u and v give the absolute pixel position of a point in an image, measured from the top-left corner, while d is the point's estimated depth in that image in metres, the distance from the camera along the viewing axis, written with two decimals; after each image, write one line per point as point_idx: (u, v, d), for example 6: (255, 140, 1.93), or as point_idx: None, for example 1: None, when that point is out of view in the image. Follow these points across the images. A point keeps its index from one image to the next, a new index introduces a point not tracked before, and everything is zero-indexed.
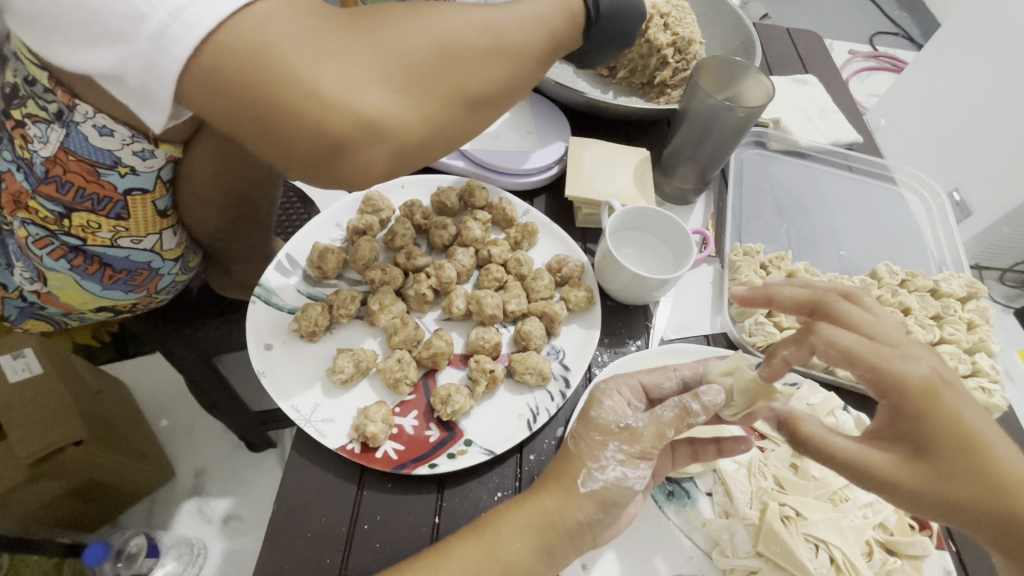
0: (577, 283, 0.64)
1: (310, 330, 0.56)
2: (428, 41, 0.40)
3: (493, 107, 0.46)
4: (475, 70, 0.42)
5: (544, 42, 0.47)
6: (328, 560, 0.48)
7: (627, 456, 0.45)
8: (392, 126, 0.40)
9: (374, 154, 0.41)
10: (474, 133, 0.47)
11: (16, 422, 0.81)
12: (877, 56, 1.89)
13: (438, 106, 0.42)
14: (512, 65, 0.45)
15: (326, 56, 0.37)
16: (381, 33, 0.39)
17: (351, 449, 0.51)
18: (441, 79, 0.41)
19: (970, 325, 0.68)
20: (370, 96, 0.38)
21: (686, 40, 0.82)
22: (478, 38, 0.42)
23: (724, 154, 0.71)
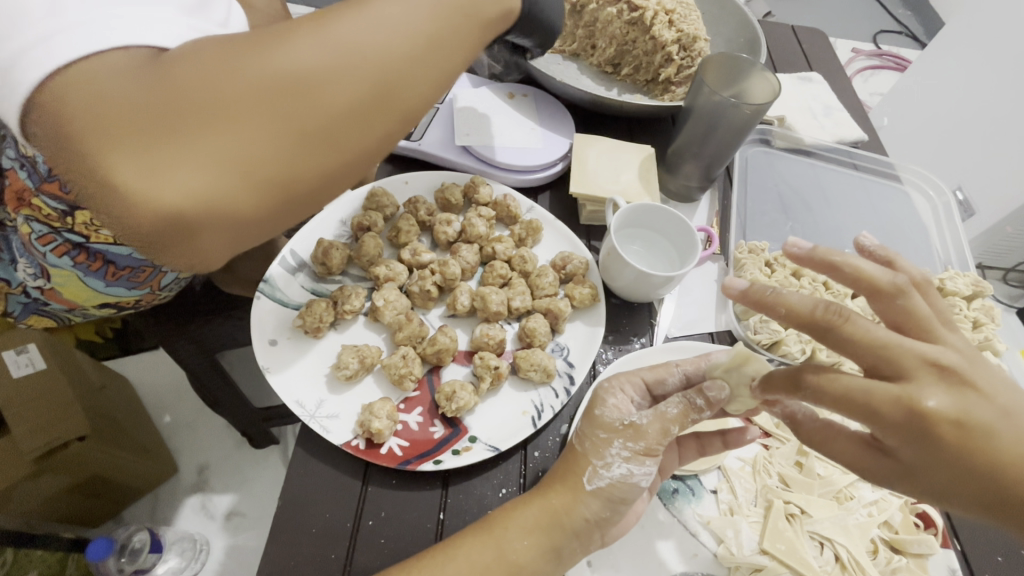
0: (582, 280, 0.64)
1: (314, 326, 0.56)
2: (247, 99, 0.35)
3: (352, 151, 0.40)
4: (313, 118, 0.37)
5: (405, 64, 0.40)
6: (333, 556, 0.47)
7: (632, 453, 0.46)
8: (213, 208, 0.35)
9: (206, 237, 0.37)
10: (342, 180, 0.42)
11: (21, 416, 0.82)
12: (881, 54, 1.88)
13: (275, 169, 0.37)
14: (362, 99, 0.38)
15: (122, 135, 0.33)
16: (188, 94, 0.34)
17: (356, 444, 0.51)
18: (273, 140, 0.36)
19: (975, 323, 0.68)
20: (182, 176, 0.34)
21: (691, 36, 0.82)
22: (311, 83, 0.36)
23: (730, 151, 0.71)
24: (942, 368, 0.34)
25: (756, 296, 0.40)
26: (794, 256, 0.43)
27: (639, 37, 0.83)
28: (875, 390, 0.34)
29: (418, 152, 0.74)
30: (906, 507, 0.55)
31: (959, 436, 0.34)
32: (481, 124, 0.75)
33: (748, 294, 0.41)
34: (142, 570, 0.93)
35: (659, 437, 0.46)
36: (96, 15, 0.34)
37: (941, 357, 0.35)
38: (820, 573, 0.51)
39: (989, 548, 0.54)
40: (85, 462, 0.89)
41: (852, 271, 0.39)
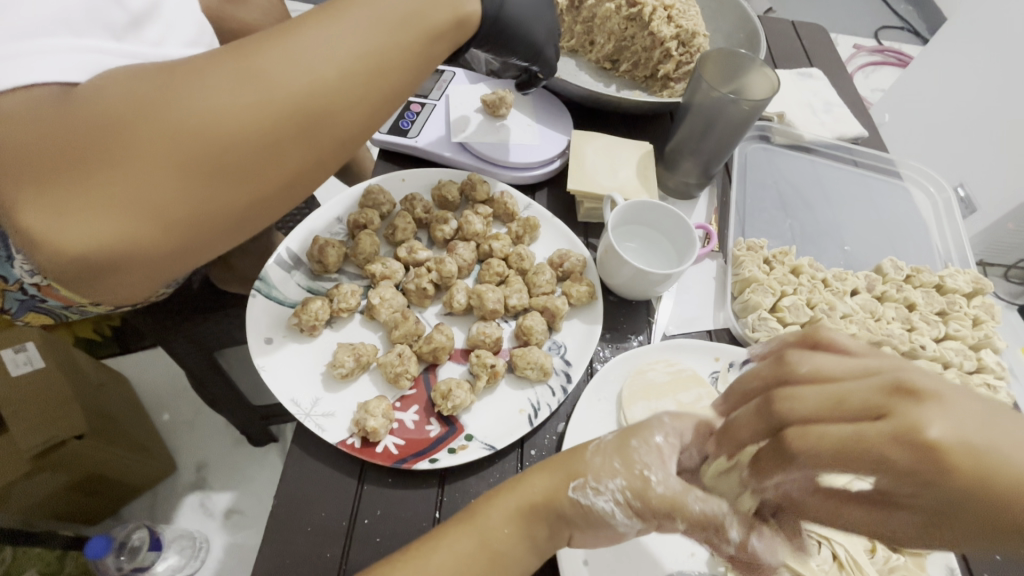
0: (579, 278, 0.64)
1: (310, 324, 0.56)
2: (154, 139, 0.34)
3: (272, 178, 0.40)
4: (226, 153, 0.36)
5: (323, 92, 0.39)
6: (328, 554, 0.47)
7: (625, 501, 0.40)
8: (120, 250, 0.35)
9: (121, 275, 0.37)
10: (269, 206, 0.42)
11: (21, 413, 0.82)
12: (882, 50, 1.87)
13: (192, 207, 0.37)
14: (278, 130, 0.38)
15: (34, 182, 0.33)
16: (93, 136, 0.33)
17: (351, 443, 0.51)
18: (185, 179, 0.35)
19: (975, 321, 0.67)
20: (93, 221, 0.34)
21: (691, 32, 0.81)
22: (219, 117, 0.36)
23: (728, 148, 0.71)
24: (911, 389, 0.28)
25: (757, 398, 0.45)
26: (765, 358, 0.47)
27: (638, 33, 0.83)
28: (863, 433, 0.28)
29: (414, 149, 0.74)
30: None
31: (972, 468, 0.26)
32: (478, 121, 0.75)
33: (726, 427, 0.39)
34: (141, 568, 0.93)
35: (666, 505, 0.39)
36: (18, 50, 0.34)
37: (900, 378, 0.29)
38: (818, 573, 0.50)
39: None
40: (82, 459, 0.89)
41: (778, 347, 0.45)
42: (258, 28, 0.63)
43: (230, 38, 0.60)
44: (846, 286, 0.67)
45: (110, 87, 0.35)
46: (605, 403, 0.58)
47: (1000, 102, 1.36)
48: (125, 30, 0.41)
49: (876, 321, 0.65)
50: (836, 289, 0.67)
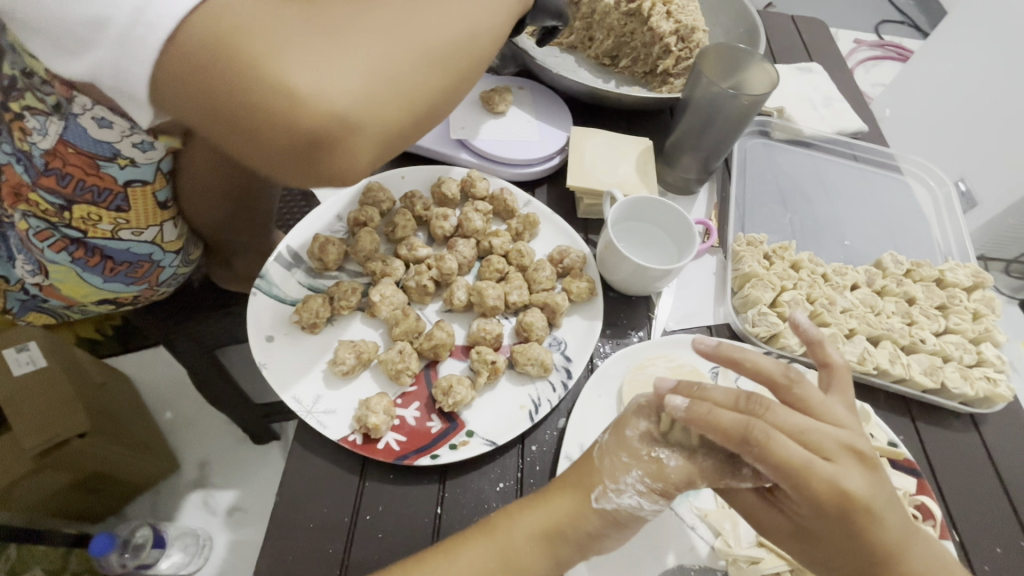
0: (579, 274, 0.64)
1: (311, 321, 0.56)
2: (381, 23, 0.42)
3: (451, 78, 0.47)
4: (425, 45, 0.44)
5: (480, 20, 0.50)
6: (331, 550, 0.48)
7: (647, 489, 0.44)
8: (368, 112, 0.41)
9: (358, 145, 0.42)
10: (439, 113, 0.49)
11: (22, 411, 0.83)
12: (883, 45, 1.86)
13: (402, 83, 0.43)
14: (457, 38, 0.47)
15: (284, 47, 0.37)
16: (334, 17, 0.40)
17: (353, 440, 0.51)
18: (400, 56, 0.42)
19: (975, 315, 0.67)
20: (348, 81, 0.39)
21: (689, 27, 0.82)
22: (421, 18, 0.45)
23: (727, 144, 0.71)
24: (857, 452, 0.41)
25: (724, 353, 0.47)
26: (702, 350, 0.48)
27: (637, 28, 0.83)
28: (815, 468, 0.39)
29: (413, 146, 0.74)
30: (907, 498, 0.53)
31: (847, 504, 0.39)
32: (477, 118, 0.75)
33: (678, 390, 0.45)
34: (146, 564, 0.93)
35: (683, 477, 0.44)
36: None
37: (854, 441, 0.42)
38: None
39: (989, 540, 0.54)
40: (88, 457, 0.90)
41: (751, 365, 0.46)
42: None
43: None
44: (846, 280, 0.67)
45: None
46: (605, 398, 0.58)
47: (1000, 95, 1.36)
48: None
49: (876, 315, 0.65)
50: (836, 283, 0.67)
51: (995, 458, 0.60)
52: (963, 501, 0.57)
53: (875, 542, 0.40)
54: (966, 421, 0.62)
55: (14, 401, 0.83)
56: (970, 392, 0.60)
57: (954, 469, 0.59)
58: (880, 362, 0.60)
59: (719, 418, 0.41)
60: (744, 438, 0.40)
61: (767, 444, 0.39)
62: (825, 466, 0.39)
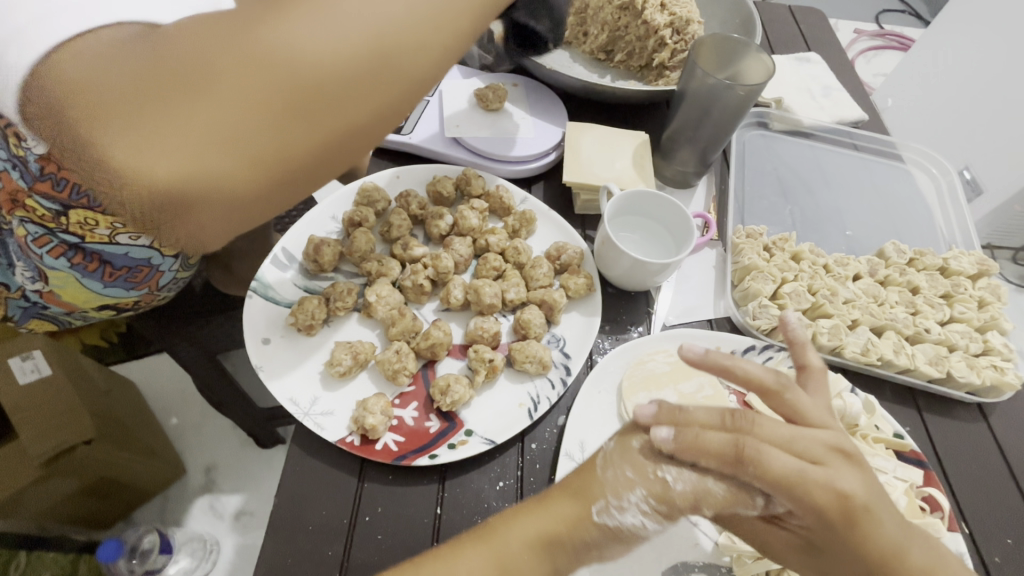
0: (577, 270, 0.63)
1: (307, 323, 0.56)
2: (237, 57, 0.33)
3: (355, 126, 0.37)
4: (296, 81, 0.34)
5: (404, 26, 0.36)
6: (330, 553, 0.47)
7: (652, 509, 0.42)
8: (214, 187, 0.33)
9: (207, 220, 0.35)
10: (347, 150, 0.38)
11: (29, 421, 0.84)
12: (884, 35, 1.84)
13: (255, 138, 0.33)
14: (355, 56, 0.35)
15: (98, 118, 0.31)
16: (175, 63, 0.32)
17: (351, 441, 0.51)
18: (253, 104, 0.33)
19: (980, 303, 0.65)
20: (180, 152, 0.31)
21: (685, 19, 0.81)
22: (310, 51, 0.34)
23: (725, 135, 0.70)
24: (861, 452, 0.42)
25: (714, 359, 0.45)
26: (692, 356, 0.45)
27: (631, 22, 0.83)
28: (806, 475, 0.39)
29: (408, 145, 0.74)
30: (913, 491, 0.52)
31: (840, 505, 0.39)
32: (472, 116, 0.74)
33: (662, 417, 0.44)
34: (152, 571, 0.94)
35: (688, 499, 0.42)
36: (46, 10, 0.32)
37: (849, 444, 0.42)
38: None
39: (998, 530, 0.54)
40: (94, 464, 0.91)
41: (743, 372, 0.45)
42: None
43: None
44: (848, 271, 0.66)
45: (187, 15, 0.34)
46: (605, 394, 0.58)
47: (1004, 81, 1.34)
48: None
49: (879, 306, 0.64)
50: (838, 274, 0.65)
51: (1004, 447, 0.59)
52: (971, 493, 0.56)
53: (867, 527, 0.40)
54: (974, 410, 0.61)
55: (18, 411, 0.82)
56: (977, 381, 0.58)
57: (961, 460, 0.58)
58: (884, 353, 0.59)
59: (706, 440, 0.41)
60: (736, 459, 0.40)
61: (757, 459, 0.40)
62: (818, 472, 0.40)
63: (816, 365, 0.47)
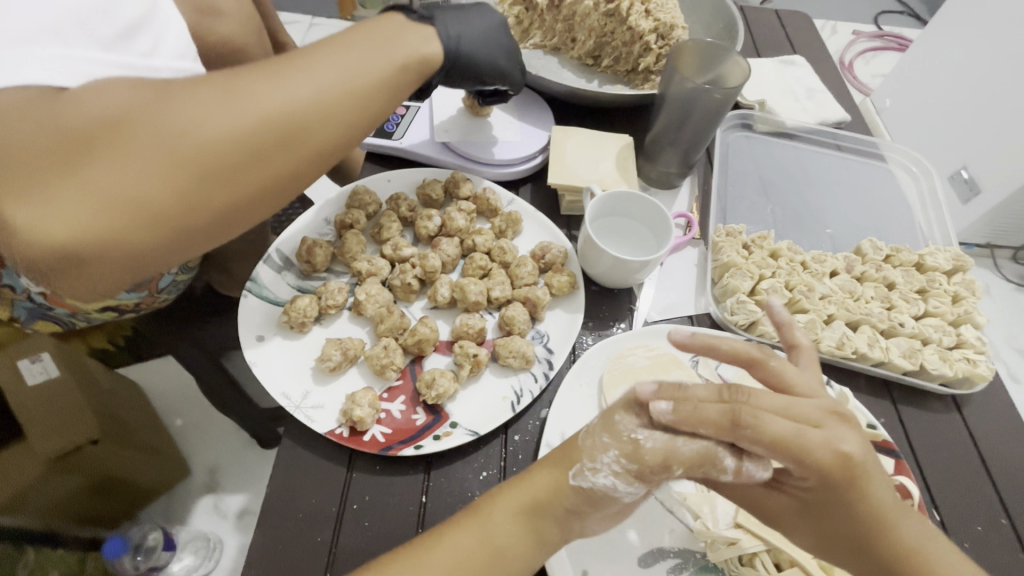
0: (560, 269, 0.66)
1: (299, 321, 0.58)
2: (148, 137, 0.38)
3: (248, 190, 0.42)
4: (207, 156, 0.39)
5: (303, 107, 0.43)
6: (319, 539, 0.50)
7: (622, 470, 0.44)
8: (110, 245, 0.38)
9: (104, 271, 0.40)
10: (251, 210, 0.44)
11: (38, 420, 0.88)
12: (882, 35, 1.82)
13: (167, 206, 0.39)
14: (261, 134, 0.41)
15: (21, 191, 0.36)
16: (87, 138, 0.37)
17: (340, 433, 0.53)
18: (166, 177, 0.38)
19: (955, 298, 0.67)
20: (78, 216, 0.36)
21: (669, 25, 0.84)
22: (206, 127, 0.39)
23: (705, 137, 0.72)
24: (843, 420, 0.44)
25: (700, 340, 0.48)
26: (678, 342, 0.49)
27: (617, 28, 0.85)
28: (807, 437, 0.42)
29: (399, 149, 0.76)
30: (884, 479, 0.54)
31: (843, 465, 0.42)
32: (460, 121, 0.77)
33: (659, 392, 0.45)
34: (158, 567, 1.00)
35: (658, 458, 0.43)
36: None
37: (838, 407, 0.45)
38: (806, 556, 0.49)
39: (970, 518, 0.55)
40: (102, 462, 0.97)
41: (728, 347, 0.47)
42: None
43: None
44: (824, 267, 0.67)
45: (99, 88, 0.38)
46: (587, 387, 0.60)
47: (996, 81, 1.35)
48: (116, 40, 0.43)
49: (854, 301, 0.65)
50: (815, 270, 0.67)
51: (977, 438, 0.60)
52: (944, 482, 0.57)
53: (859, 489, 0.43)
54: (948, 402, 0.62)
55: (24, 411, 0.86)
56: (949, 373, 0.60)
57: (935, 451, 0.59)
58: (858, 346, 0.61)
59: (703, 411, 0.42)
60: (733, 422, 0.42)
61: (757, 424, 0.41)
62: (816, 435, 0.42)
63: (804, 342, 0.50)
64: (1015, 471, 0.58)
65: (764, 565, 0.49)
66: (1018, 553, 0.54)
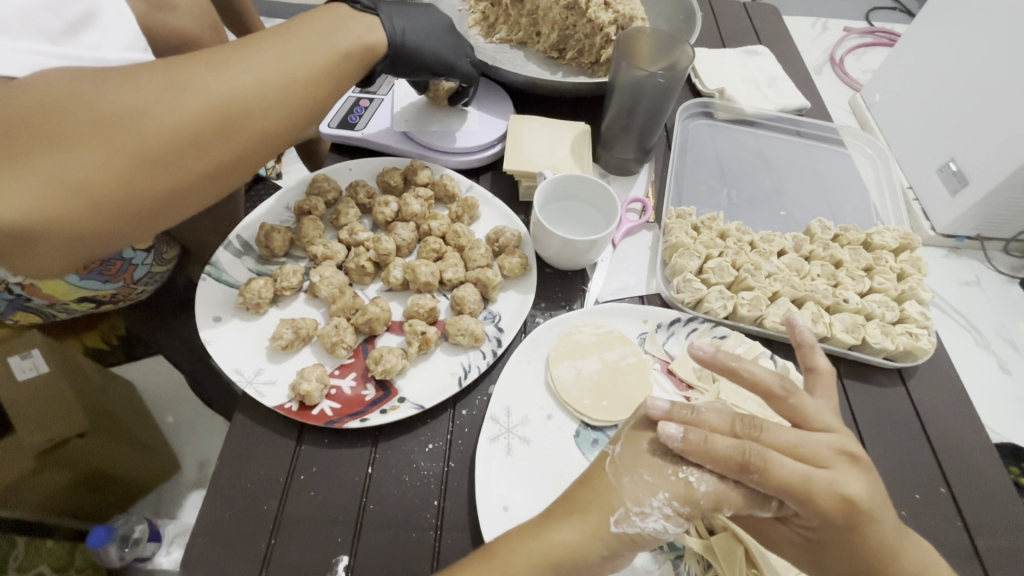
0: (513, 250, 0.67)
1: (254, 302, 0.60)
2: (86, 126, 0.42)
3: (191, 172, 0.47)
4: (146, 142, 0.44)
5: (242, 96, 0.48)
6: (265, 507, 0.51)
7: (675, 512, 0.43)
8: (61, 220, 0.42)
9: (54, 246, 0.43)
10: (192, 194, 0.48)
11: (27, 415, 0.96)
12: (873, 31, 1.65)
13: (110, 189, 0.43)
14: (198, 123, 0.46)
15: None
16: (33, 126, 0.41)
17: (289, 407, 0.55)
18: (107, 159, 0.42)
19: (901, 275, 0.68)
20: (29, 193, 0.40)
21: (628, 16, 0.85)
22: (149, 113, 0.44)
23: (657, 123, 0.74)
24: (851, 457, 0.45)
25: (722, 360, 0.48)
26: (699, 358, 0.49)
27: (578, 20, 0.87)
28: (814, 480, 0.42)
29: (362, 140, 0.78)
30: None
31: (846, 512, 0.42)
32: (421, 112, 0.79)
33: (671, 414, 0.46)
34: (143, 558, 0.94)
35: (711, 500, 0.44)
36: None
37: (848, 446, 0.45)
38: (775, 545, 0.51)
39: (909, 487, 0.56)
40: (89, 457, 0.98)
41: (748, 374, 0.48)
42: (190, 32, 0.72)
43: (164, 40, 0.70)
44: (772, 247, 0.69)
45: (42, 83, 0.43)
46: (535, 363, 0.61)
47: None
48: (61, 34, 0.50)
49: (800, 278, 0.67)
50: (762, 249, 0.69)
51: (921, 411, 0.61)
52: (885, 453, 0.58)
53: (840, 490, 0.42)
54: (894, 376, 0.63)
55: (17, 406, 0.94)
56: (890, 347, 0.61)
57: (879, 425, 0.60)
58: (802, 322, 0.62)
59: (714, 446, 0.43)
60: (741, 465, 0.42)
61: (765, 467, 0.42)
62: (823, 476, 0.43)
63: (824, 368, 0.51)
64: (957, 445, 0.59)
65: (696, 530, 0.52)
66: (956, 523, 0.54)
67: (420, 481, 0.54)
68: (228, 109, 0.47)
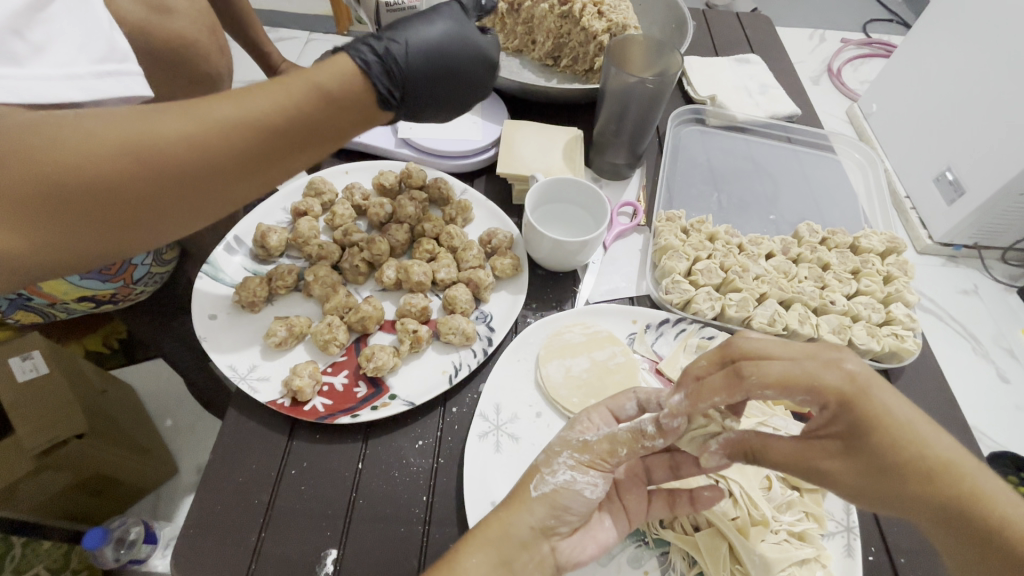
0: (504, 252, 0.68)
1: (249, 300, 0.61)
2: (27, 197, 0.37)
3: (153, 225, 0.42)
4: (102, 199, 0.39)
5: (225, 159, 0.41)
6: (256, 500, 0.52)
7: (578, 462, 0.47)
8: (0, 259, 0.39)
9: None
10: (156, 236, 0.44)
11: (25, 416, 0.86)
12: (870, 43, 1.66)
13: (54, 237, 0.39)
14: (166, 183, 0.40)
15: None
16: None
17: (281, 403, 0.56)
18: (55, 211, 0.38)
19: (888, 278, 0.70)
20: None
21: (621, 25, 0.87)
22: (108, 168, 0.38)
23: (648, 128, 0.75)
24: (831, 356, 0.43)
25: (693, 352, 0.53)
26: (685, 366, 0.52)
27: (572, 29, 0.88)
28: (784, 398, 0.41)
29: (359, 145, 0.80)
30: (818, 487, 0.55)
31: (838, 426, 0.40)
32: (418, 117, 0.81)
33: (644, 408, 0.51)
34: (137, 560, 0.97)
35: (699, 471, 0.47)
36: None
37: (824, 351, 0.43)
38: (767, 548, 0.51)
39: None
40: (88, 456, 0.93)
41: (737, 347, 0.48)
42: (189, 35, 0.74)
43: (164, 43, 0.72)
44: (760, 249, 0.71)
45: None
46: (525, 362, 0.62)
47: None
48: (28, 56, 0.45)
49: (788, 280, 0.69)
50: (751, 252, 0.71)
51: None
52: None
53: (819, 388, 0.40)
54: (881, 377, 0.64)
55: (16, 407, 0.85)
56: (876, 347, 0.62)
57: None
58: (789, 323, 0.63)
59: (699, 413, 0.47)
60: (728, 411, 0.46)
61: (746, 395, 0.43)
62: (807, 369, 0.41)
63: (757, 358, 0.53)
64: None
65: (682, 526, 0.53)
66: None
67: (408, 477, 0.55)
68: (205, 171, 0.41)
